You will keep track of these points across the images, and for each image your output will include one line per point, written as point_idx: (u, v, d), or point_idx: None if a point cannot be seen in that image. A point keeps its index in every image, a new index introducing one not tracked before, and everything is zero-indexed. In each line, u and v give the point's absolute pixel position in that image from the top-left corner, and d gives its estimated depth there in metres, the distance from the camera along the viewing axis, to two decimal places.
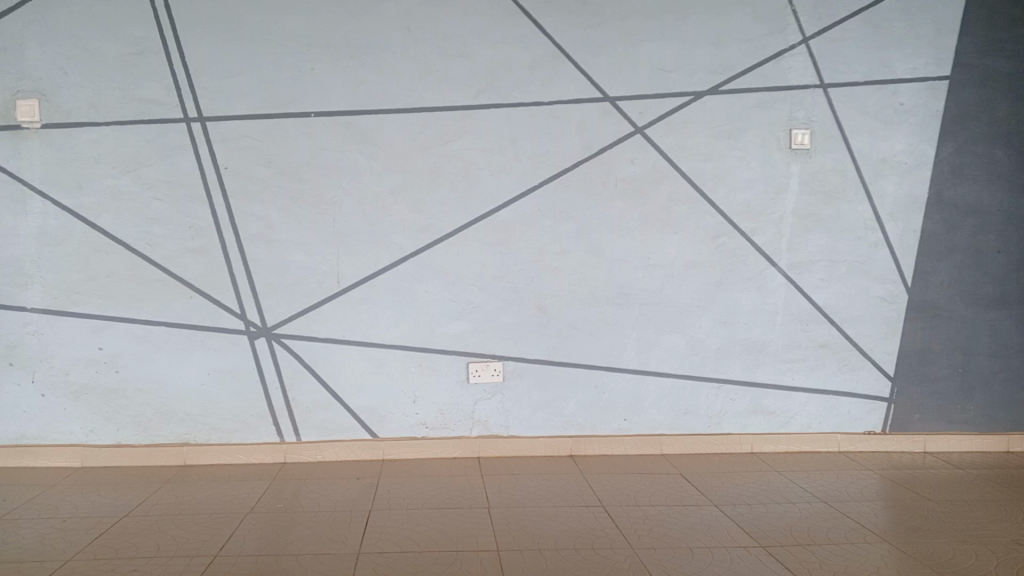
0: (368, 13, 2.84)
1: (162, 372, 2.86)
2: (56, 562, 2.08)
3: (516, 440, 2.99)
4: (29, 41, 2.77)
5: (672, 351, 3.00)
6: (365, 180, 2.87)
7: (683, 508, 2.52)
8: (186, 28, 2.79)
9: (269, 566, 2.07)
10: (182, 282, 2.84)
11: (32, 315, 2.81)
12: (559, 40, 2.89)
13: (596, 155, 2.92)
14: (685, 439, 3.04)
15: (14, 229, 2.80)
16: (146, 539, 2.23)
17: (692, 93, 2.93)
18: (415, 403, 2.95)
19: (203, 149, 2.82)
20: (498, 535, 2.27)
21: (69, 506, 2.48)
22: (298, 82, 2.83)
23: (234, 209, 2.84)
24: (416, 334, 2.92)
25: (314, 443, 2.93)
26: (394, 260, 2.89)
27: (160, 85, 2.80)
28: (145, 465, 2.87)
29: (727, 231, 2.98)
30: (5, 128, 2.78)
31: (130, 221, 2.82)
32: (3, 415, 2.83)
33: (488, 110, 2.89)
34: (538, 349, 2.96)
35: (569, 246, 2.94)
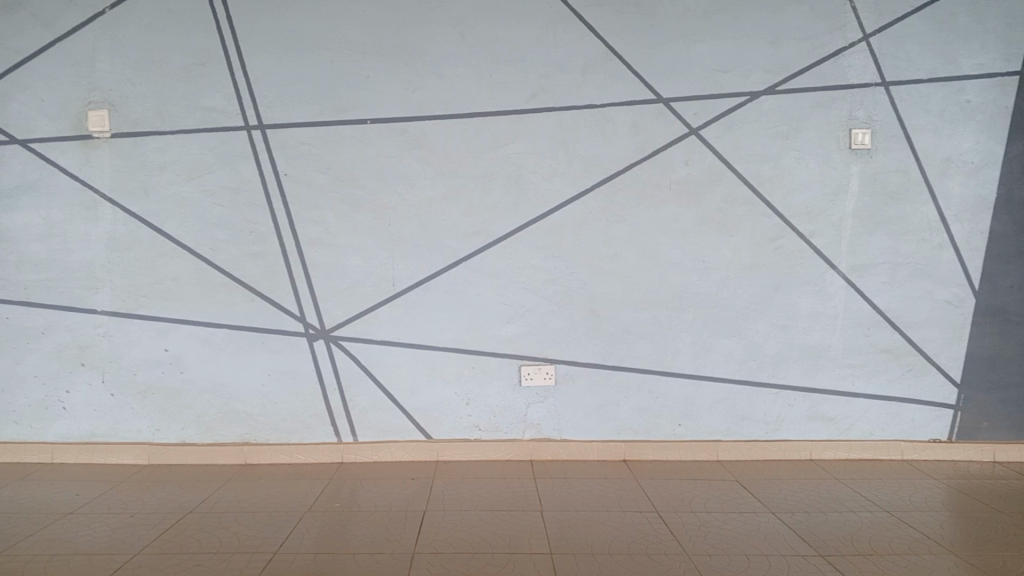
0: (422, 20, 2.88)
1: (225, 373, 2.95)
2: (125, 555, 2.16)
3: (569, 443, 2.99)
4: (101, 55, 2.89)
5: (728, 356, 2.96)
6: (420, 185, 2.91)
7: (739, 514, 2.48)
8: (247, 39, 2.87)
9: (327, 563, 2.11)
10: (243, 285, 2.92)
11: (102, 317, 2.93)
12: (612, 43, 2.88)
13: (650, 157, 2.90)
14: (742, 445, 2.99)
15: (85, 235, 2.92)
16: (209, 535, 2.30)
17: (747, 94, 2.89)
18: (469, 406, 2.97)
19: (263, 156, 2.89)
20: (552, 538, 2.27)
21: (137, 502, 2.57)
22: (355, 89, 2.89)
23: (293, 215, 2.91)
24: (469, 337, 2.94)
25: (370, 444, 2.97)
26: (448, 263, 2.92)
27: (222, 95, 2.88)
28: (207, 463, 2.95)
29: (785, 233, 2.92)
30: (77, 138, 2.90)
31: (194, 227, 2.91)
32: (75, 413, 2.96)
33: (542, 114, 2.90)
34: (592, 353, 2.95)
35: (622, 249, 2.92)
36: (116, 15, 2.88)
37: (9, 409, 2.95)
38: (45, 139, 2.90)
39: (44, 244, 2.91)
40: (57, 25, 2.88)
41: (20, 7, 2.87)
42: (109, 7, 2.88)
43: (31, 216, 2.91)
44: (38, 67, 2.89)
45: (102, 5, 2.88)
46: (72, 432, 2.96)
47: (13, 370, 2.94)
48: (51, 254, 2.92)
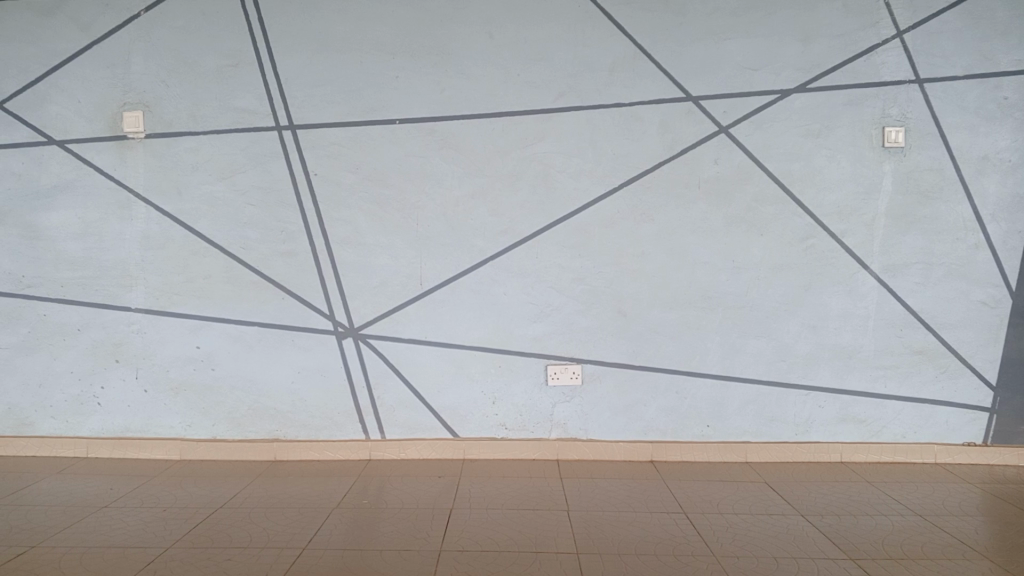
0: (450, 20, 2.89)
1: (255, 370, 2.98)
2: (157, 549, 2.19)
3: (596, 443, 2.98)
4: (136, 57, 2.95)
5: (757, 357, 2.93)
6: (448, 184, 2.92)
7: (768, 517, 2.45)
8: (278, 40, 2.90)
9: (355, 560, 2.13)
10: (274, 284, 2.95)
11: (136, 314, 2.98)
12: (640, 42, 2.87)
13: (678, 156, 2.88)
14: (771, 447, 2.96)
15: (119, 234, 2.97)
16: (239, 530, 2.33)
17: (778, 92, 2.86)
18: (495, 405, 2.98)
19: (293, 156, 2.93)
20: (578, 538, 2.27)
21: (169, 496, 2.62)
22: (383, 89, 2.91)
23: (323, 213, 2.93)
24: (496, 337, 2.95)
25: (398, 441, 2.99)
26: (475, 262, 2.93)
27: (253, 96, 2.92)
28: (237, 459, 2.99)
29: (816, 232, 2.89)
30: (112, 139, 2.96)
31: (225, 226, 2.95)
32: (110, 409, 3.02)
33: (570, 113, 2.89)
34: (619, 353, 2.94)
35: (649, 249, 2.91)
36: (151, 17, 2.93)
37: (45, 404, 3.02)
38: (81, 140, 2.96)
39: (81, 242, 2.97)
40: (94, 28, 2.94)
41: (58, 10, 2.93)
42: (144, 10, 2.93)
43: (68, 215, 2.97)
44: (75, 69, 2.95)
45: (137, 8, 2.93)
46: (106, 427, 3.02)
47: (50, 366, 3.01)
48: (87, 252, 2.98)
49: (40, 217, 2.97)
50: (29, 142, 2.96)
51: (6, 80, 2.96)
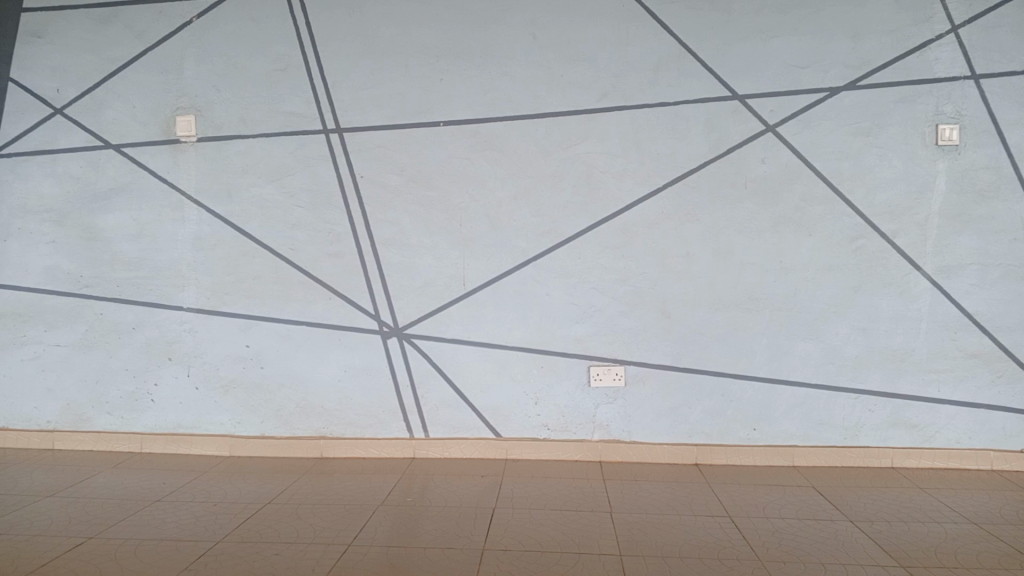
0: (494, 22, 2.91)
1: (303, 369, 3.03)
2: (208, 543, 2.24)
3: (639, 446, 2.96)
4: (188, 62, 3.02)
5: (805, 360, 2.88)
6: (491, 185, 2.94)
7: (816, 522, 2.41)
8: (326, 44, 2.95)
9: (399, 556, 2.15)
10: (321, 284, 3.00)
11: (188, 314, 3.06)
12: (686, 41, 2.84)
13: (725, 155, 2.85)
14: (819, 451, 2.91)
15: (173, 235, 3.05)
16: (287, 526, 2.37)
17: (826, 90, 2.81)
18: (538, 405, 2.98)
19: (340, 158, 2.97)
20: (622, 540, 2.26)
21: (220, 491, 2.68)
22: (428, 91, 2.93)
23: (368, 214, 2.97)
24: (539, 337, 2.95)
25: (441, 440, 3.01)
26: (518, 263, 2.94)
27: (301, 99, 2.97)
28: (285, 456, 3.04)
29: (866, 232, 2.83)
30: (165, 142, 3.04)
31: (274, 228, 3.01)
32: (163, 406, 3.10)
33: (614, 113, 2.88)
34: (663, 354, 2.92)
35: (694, 249, 2.88)
36: (202, 24, 3.01)
37: (102, 400, 3.12)
38: (136, 143, 3.05)
39: (135, 243, 3.06)
40: (148, 35, 3.03)
41: (115, 18, 3.03)
42: (197, 17, 3.01)
43: (124, 217, 3.06)
44: (131, 75, 3.04)
45: (189, 14, 3.01)
46: (159, 423, 3.10)
47: (106, 363, 3.10)
48: (141, 253, 3.06)
49: (97, 219, 3.07)
50: (87, 146, 3.06)
51: (65, 87, 3.06)
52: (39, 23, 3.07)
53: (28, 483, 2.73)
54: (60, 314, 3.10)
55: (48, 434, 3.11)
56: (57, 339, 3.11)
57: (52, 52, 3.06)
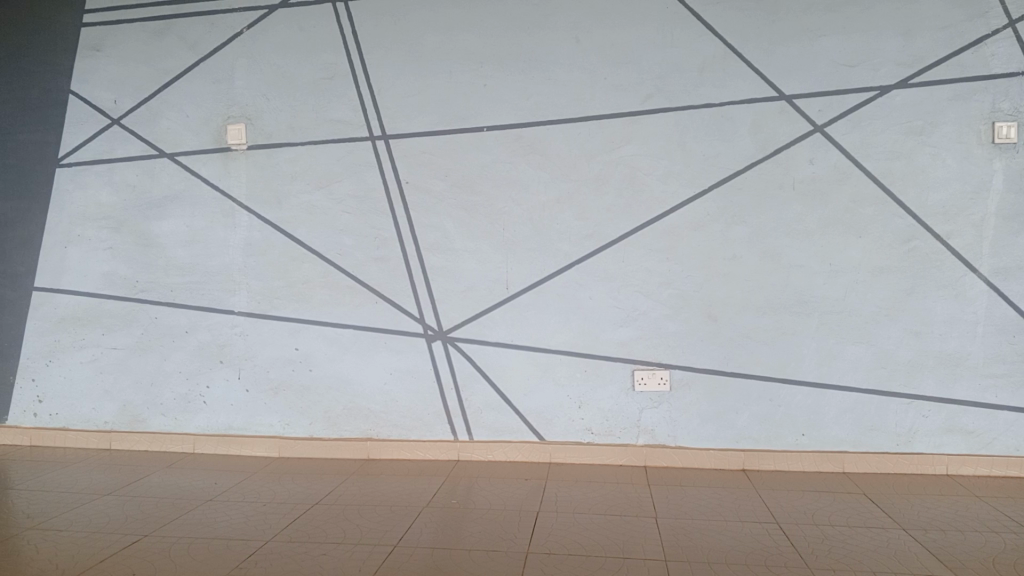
0: (537, 27, 2.92)
1: (351, 371, 3.08)
2: (258, 542, 2.29)
3: (685, 451, 2.94)
4: (239, 72, 3.10)
5: (856, 364, 2.82)
6: (535, 189, 2.94)
7: (867, 530, 2.36)
8: (371, 52, 3.00)
9: (444, 558, 2.17)
10: (366, 287, 3.04)
11: (239, 317, 3.13)
12: (731, 41, 2.82)
13: (771, 156, 2.81)
14: (870, 458, 2.84)
15: (224, 241, 3.13)
16: (334, 526, 2.41)
17: (876, 89, 2.75)
18: (581, 409, 2.97)
19: (385, 163, 3.01)
20: (666, 546, 2.24)
21: (270, 491, 2.73)
22: (472, 96, 2.96)
23: (413, 219, 3.01)
24: (582, 340, 2.95)
25: (486, 443, 3.03)
26: (561, 267, 2.94)
27: (348, 106, 3.02)
28: (332, 457, 3.09)
29: (919, 233, 2.76)
30: (217, 150, 3.12)
31: (321, 233, 3.06)
32: (215, 407, 3.17)
33: (658, 115, 2.87)
34: (708, 358, 2.89)
35: (741, 252, 2.85)
36: (252, 34, 3.08)
37: (156, 402, 3.21)
38: (189, 152, 3.13)
39: (188, 249, 3.15)
40: (201, 47, 3.12)
41: (170, 31, 3.13)
42: (247, 28, 3.08)
43: (178, 223, 3.15)
44: (184, 86, 3.13)
45: (239, 25, 3.09)
46: (211, 425, 3.18)
47: (160, 366, 3.19)
48: (194, 258, 3.15)
49: (152, 226, 3.17)
50: (142, 155, 3.16)
51: (122, 98, 3.16)
52: (97, 36, 3.18)
53: (87, 481, 2.82)
54: (116, 318, 3.20)
55: (106, 434, 3.22)
56: (114, 342, 3.21)
57: (110, 64, 3.17)
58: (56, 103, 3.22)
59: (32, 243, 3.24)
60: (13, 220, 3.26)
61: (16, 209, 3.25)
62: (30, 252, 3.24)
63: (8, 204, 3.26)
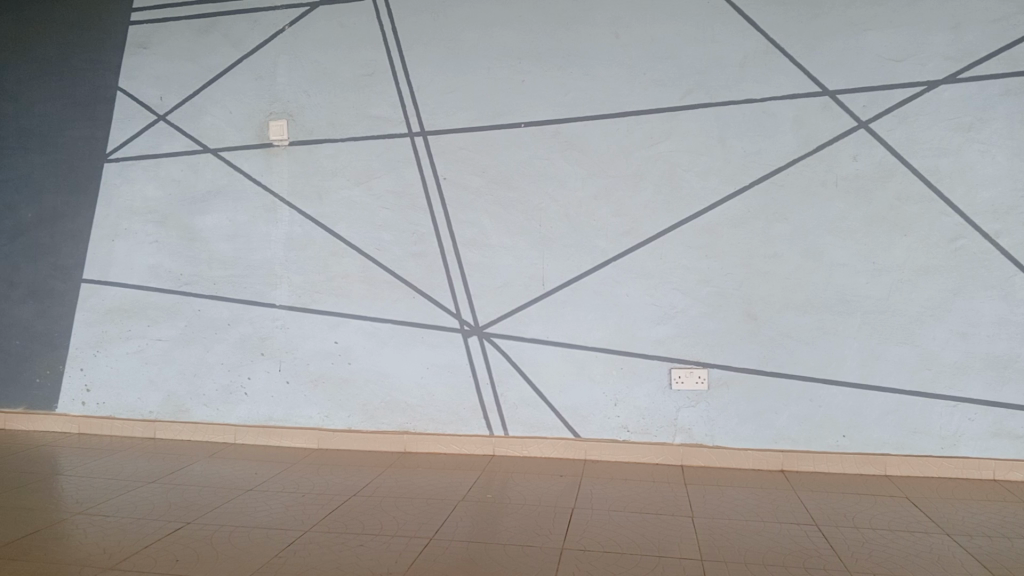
0: (576, 23, 2.91)
1: (388, 365, 3.11)
2: (296, 532, 2.33)
3: (722, 450, 2.91)
4: (281, 69, 3.14)
5: (899, 365, 2.77)
6: (573, 186, 2.94)
7: (909, 534, 2.32)
8: (411, 49, 3.02)
9: (479, 552, 2.19)
10: (404, 282, 3.07)
11: (279, 311, 3.18)
12: (773, 36, 2.78)
13: (814, 153, 2.77)
14: (913, 461, 2.79)
15: (266, 235, 3.18)
16: (371, 518, 2.44)
17: (924, 84, 2.68)
18: (617, 407, 2.97)
19: (423, 160, 3.03)
20: (702, 545, 2.23)
21: (308, 482, 2.78)
22: (510, 93, 2.96)
23: (451, 215, 3.02)
24: (619, 337, 2.94)
25: (521, 439, 3.04)
26: (597, 264, 2.93)
27: (387, 103, 3.05)
28: (369, 450, 3.13)
29: (966, 232, 2.69)
30: (260, 146, 3.17)
31: (360, 228, 3.09)
32: (256, 399, 3.23)
33: (698, 111, 2.84)
34: (747, 357, 2.86)
35: (782, 250, 2.81)
36: (294, 32, 3.12)
37: (199, 393, 3.28)
38: (232, 148, 3.19)
39: (231, 243, 3.21)
40: (244, 44, 3.17)
41: (214, 29, 3.18)
42: (288, 25, 3.12)
43: (221, 218, 3.21)
44: (228, 82, 3.18)
45: (282, 23, 3.13)
46: (252, 416, 3.24)
47: (203, 357, 3.26)
48: (237, 252, 3.20)
49: (197, 221, 3.23)
50: (187, 151, 3.22)
51: (167, 94, 3.23)
52: (145, 34, 3.25)
53: (132, 469, 2.90)
54: (161, 310, 3.28)
55: (150, 423, 3.31)
56: (159, 333, 3.29)
57: (156, 61, 3.24)
58: (105, 100, 3.30)
59: (81, 236, 3.33)
60: (63, 214, 3.35)
61: (66, 204, 3.35)
62: (79, 245, 3.33)
63: (58, 199, 3.35)
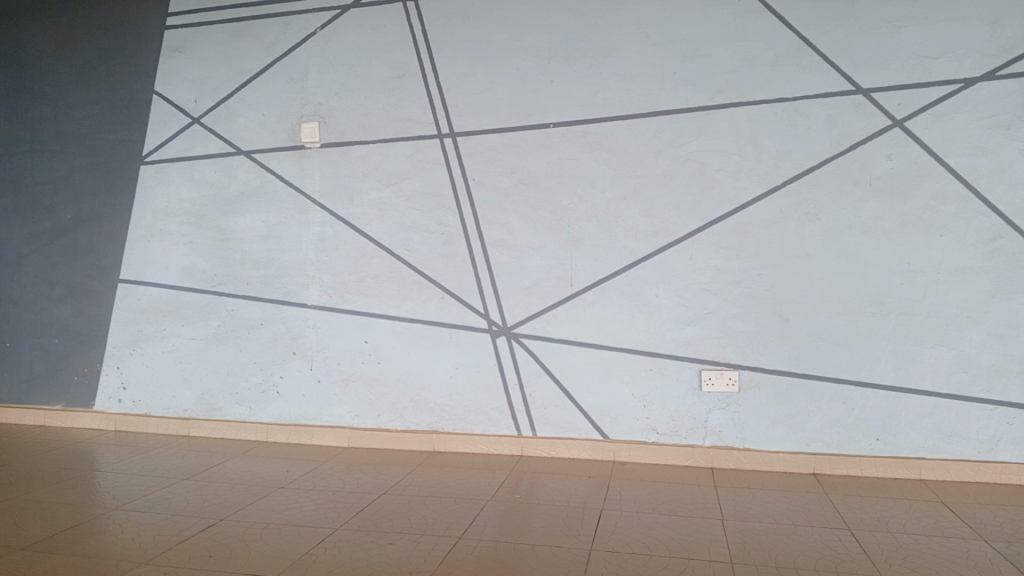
0: (606, 23, 2.90)
1: (417, 364, 3.13)
2: (327, 529, 2.36)
3: (753, 453, 2.88)
4: (312, 71, 3.18)
5: (935, 367, 2.72)
6: (601, 186, 2.93)
7: (945, 539, 2.28)
8: (441, 50, 3.03)
9: (508, 552, 2.19)
10: (433, 283, 3.09)
11: (311, 310, 3.22)
12: (806, 34, 2.75)
13: (847, 152, 2.73)
14: (949, 465, 2.74)
15: (298, 236, 3.22)
16: (400, 517, 2.46)
17: (961, 81, 2.63)
18: (646, 408, 2.95)
19: (452, 161, 3.05)
20: (732, 548, 2.21)
21: (338, 480, 2.81)
22: (539, 93, 2.96)
23: (480, 216, 3.04)
24: (648, 338, 2.93)
25: (549, 439, 3.04)
26: (626, 264, 2.93)
27: (416, 105, 3.07)
28: (398, 449, 3.15)
29: (1005, 232, 2.63)
30: (291, 148, 3.21)
31: (391, 228, 3.12)
32: (287, 397, 3.28)
33: (728, 111, 2.82)
34: (779, 358, 2.84)
35: (814, 250, 2.78)
36: (325, 34, 3.16)
37: (232, 391, 3.33)
38: (265, 149, 3.23)
39: (264, 244, 3.25)
40: (277, 47, 3.21)
41: (247, 32, 3.23)
42: (320, 28, 3.16)
43: (254, 219, 3.26)
44: (261, 85, 3.23)
45: (314, 25, 3.17)
46: (283, 414, 3.28)
47: (236, 356, 3.31)
48: (269, 253, 3.25)
49: (230, 222, 3.28)
50: (221, 153, 3.27)
51: (202, 97, 3.28)
52: (180, 39, 3.31)
53: (167, 466, 2.96)
54: (195, 309, 3.33)
55: (184, 421, 3.36)
56: (193, 332, 3.34)
57: (191, 65, 3.29)
58: (141, 103, 3.36)
59: (118, 237, 3.40)
60: (100, 216, 3.42)
61: (103, 205, 3.42)
62: (116, 246, 3.40)
63: (96, 200, 3.43)
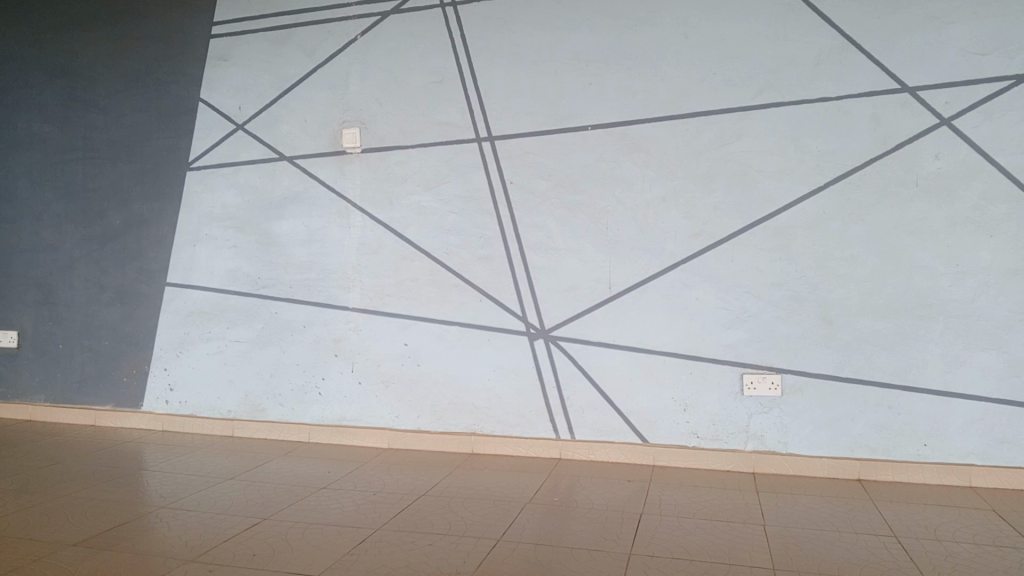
0: (645, 25, 2.90)
1: (456, 367, 3.15)
2: (368, 529, 2.39)
3: (796, 458, 2.84)
4: (353, 77, 3.23)
5: (986, 372, 2.65)
6: (640, 189, 2.92)
7: (996, 549, 2.22)
8: (479, 55, 3.06)
9: (546, 554, 2.20)
10: (472, 286, 3.11)
11: (352, 313, 3.27)
12: (849, 32, 2.70)
13: (892, 151, 2.68)
14: (1001, 473, 2.66)
15: (339, 240, 3.27)
16: (439, 518, 2.48)
17: (1013, 77, 2.56)
18: (686, 412, 2.93)
19: (491, 164, 3.06)
20: (775, 555, 2.18)
21: (379, 481, 2.84)
22: (577, 96, 2.97)
23: (518, 219, 3.05)
24: (688, 341, 2.91)
25: (588, 442, 3.03)
26: (666, 267, 2.91)
27: (455, 109, 3.09)
28: (438, 451, 3.18)
29: None
30: (333, 153, 3.26)
31: (430, 232, 3.15)
32: (329, 398, 3.32)
33: (769, 111, 2.79)
34: (822, 362, 2.79)
35: (859, 251, 2.73)
36: (366, 41, 3.20)
37: (275, 393, 3.39)
38: (307, 155, 3.29)
39: (306, 248, 3.31)
40: (318, 54, 3.26)
41: (290, 40, 3.29)
42: (360, 34, 3.20)
43: (296, 224, 3.32)
44: (302, 91, 3.28)
45: (354, 32, 3.21)
46: (325, 415, 3.33)
47: (279, 358, 3.37)
48: (311, 257, 3.30)
49: (273, 226, 3.34)
50: (264, 159, 3.34)
51: (246, 104, 3.35)
52: (225, 47, 3.39)
53: (213, 465, 3.03)
54: (239, 312, 3.40)
55: (229, 422, 3.44)
56: (237, 335, 3.41)
57: (236, 73, 3.37)
58: (187, 111, 3.44)
59: (166, 242, 3.49)
60: (149, 221, 3.51)
61: (152, 211, 3.51)
62: (164, 250, 3.49)
63: (144, 206, 3.52)
